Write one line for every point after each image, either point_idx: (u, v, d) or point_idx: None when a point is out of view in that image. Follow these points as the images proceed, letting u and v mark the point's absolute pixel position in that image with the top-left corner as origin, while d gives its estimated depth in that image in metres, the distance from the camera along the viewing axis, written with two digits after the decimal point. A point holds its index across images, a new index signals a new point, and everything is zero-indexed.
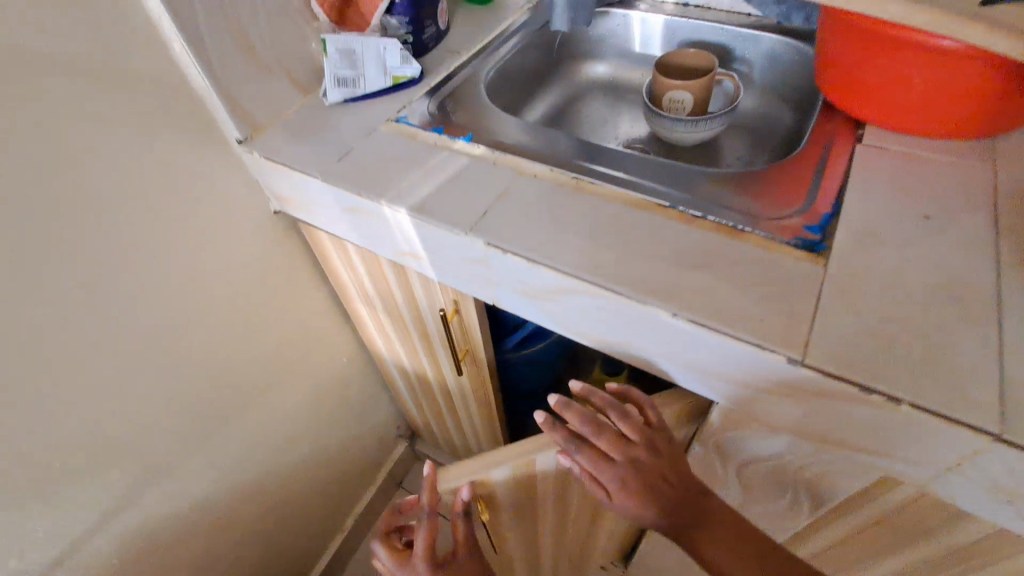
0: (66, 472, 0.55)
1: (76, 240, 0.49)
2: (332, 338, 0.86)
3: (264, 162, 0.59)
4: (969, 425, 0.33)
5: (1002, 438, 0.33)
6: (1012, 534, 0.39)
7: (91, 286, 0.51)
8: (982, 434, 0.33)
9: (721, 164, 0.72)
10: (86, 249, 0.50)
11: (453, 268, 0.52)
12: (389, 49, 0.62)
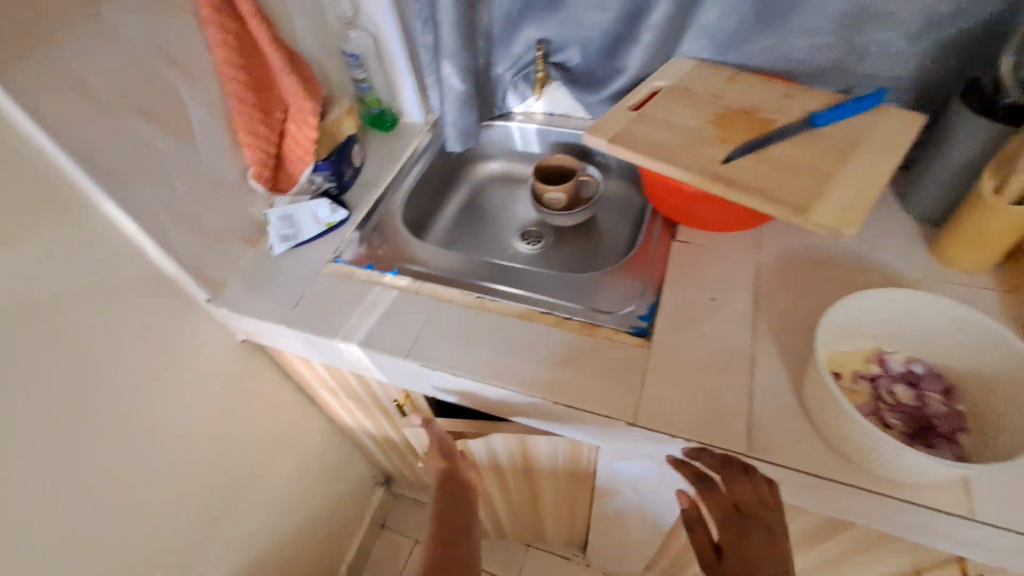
0: None
1: (95, 419, 0.61)
2: (304, 423, 1.01)
3: (231, 313, 0.73)
4: (734, 451, 0.54)
5: (751, 456, 0.54)
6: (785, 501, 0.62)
7: (111, 450, 0.63)
8: (741, 455, 0.54)
9: (595, 239, 0.93)
10: (104, 423, 0.62)
11: (400, 378, 0.69)
12: (319, 206, 0.80)
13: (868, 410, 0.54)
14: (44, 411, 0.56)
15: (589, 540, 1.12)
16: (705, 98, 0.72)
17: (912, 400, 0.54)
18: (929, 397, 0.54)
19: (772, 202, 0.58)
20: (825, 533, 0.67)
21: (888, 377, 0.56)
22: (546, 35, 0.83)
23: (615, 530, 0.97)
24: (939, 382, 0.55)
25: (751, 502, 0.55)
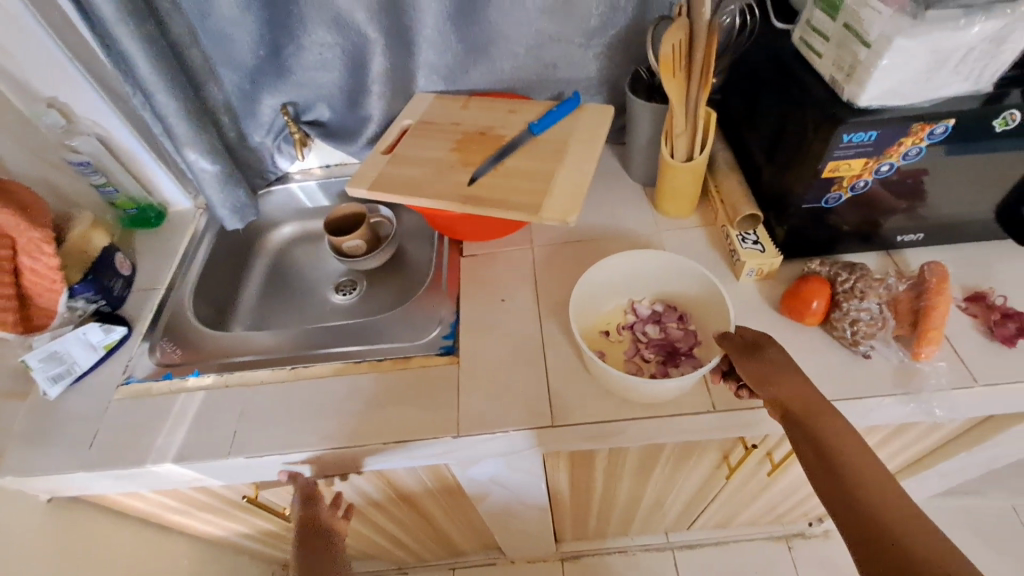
0: None
1: None
2: (165, 554, 0.92)
3: (15, 480, 0.65)
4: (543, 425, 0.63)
5: (557, 424, 0.63)
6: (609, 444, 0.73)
7: None
8: (550, 427, 0.63)
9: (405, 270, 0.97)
10: None
11: (233, 476, 0.68)
12: (89, 331, 0.72)
13: (631, 353, 0.68)
14: None
15: (500, 540, 1.18)
16: (445, 128, 0.80)
17: (660, 333, 0.69)
18: (671, 325, 0.69)
19: (511, 210, 0.67)
20: (652, 454, 0.79)
21: (640, 321, 0.70)
22: (290, 99, 0.84)
23: (512, 522, 1.04)
24: (675, 310, 0.70)
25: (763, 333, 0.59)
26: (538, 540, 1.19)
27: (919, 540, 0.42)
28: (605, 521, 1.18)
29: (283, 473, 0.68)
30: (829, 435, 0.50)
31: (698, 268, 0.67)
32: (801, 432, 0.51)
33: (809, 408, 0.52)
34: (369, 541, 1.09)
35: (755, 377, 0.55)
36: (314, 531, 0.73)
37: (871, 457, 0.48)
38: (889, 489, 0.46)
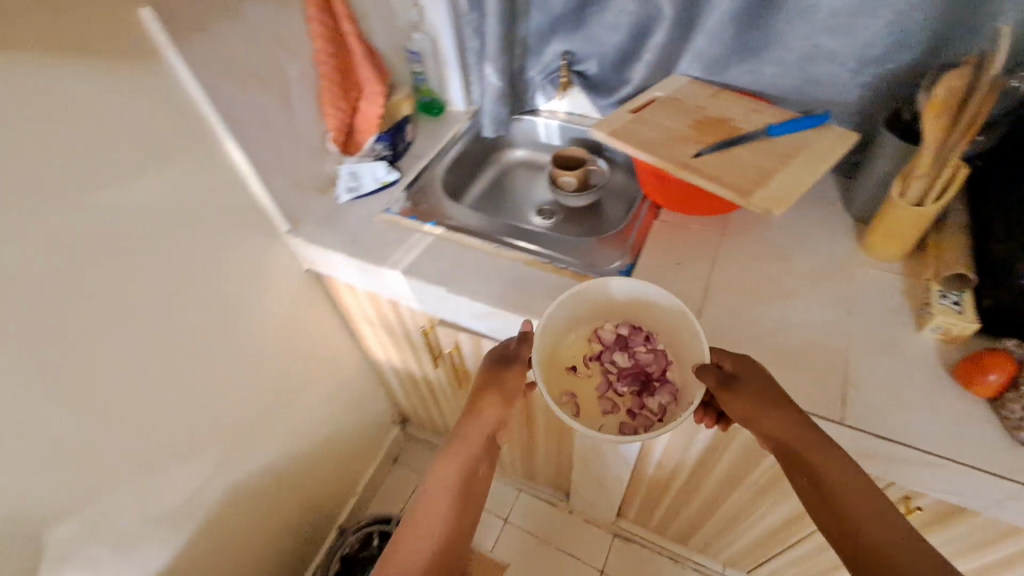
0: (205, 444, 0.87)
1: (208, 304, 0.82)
2: (344, 352, 1.21)
3: (304, 243, 0.93)
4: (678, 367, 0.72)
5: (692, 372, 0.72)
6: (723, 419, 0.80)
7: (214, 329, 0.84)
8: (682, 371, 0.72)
9: (599, 219, 1.11)
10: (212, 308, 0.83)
11: (429, 303, 0.89)
12: (378, 167, 0.99)
13: (604, 389, 0.75)
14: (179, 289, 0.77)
15: (572, 480, 1.30)
16: (690, 108, 0.90)
17: (631, 360, 0.76)
18: (638, 350, 0.76)
19: (725, 187, 0.76)
20: (757, 454, 0.84)
21: (608, 351, 0.77)
22: (571, 48, 1.02)
23: (593, 465, 1.14)
24: (643, 333, 0.77)
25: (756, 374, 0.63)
26: (603, 500, 1.28)
27: (904, 545, 0.51)
28: (670, 516, 1.22)
29: (462, 317, 0.88)
30: (819, 459, 0.58)
31: (666, 297, 0.72)
32: (795, 454, 0.60)
33: (799, 435, 0.59)
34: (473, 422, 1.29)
35: (745, 410, 0.62)
36: (485, 422, 0.71)
37: (858, 468, 0.57)
38: (877, 500, 0.55)
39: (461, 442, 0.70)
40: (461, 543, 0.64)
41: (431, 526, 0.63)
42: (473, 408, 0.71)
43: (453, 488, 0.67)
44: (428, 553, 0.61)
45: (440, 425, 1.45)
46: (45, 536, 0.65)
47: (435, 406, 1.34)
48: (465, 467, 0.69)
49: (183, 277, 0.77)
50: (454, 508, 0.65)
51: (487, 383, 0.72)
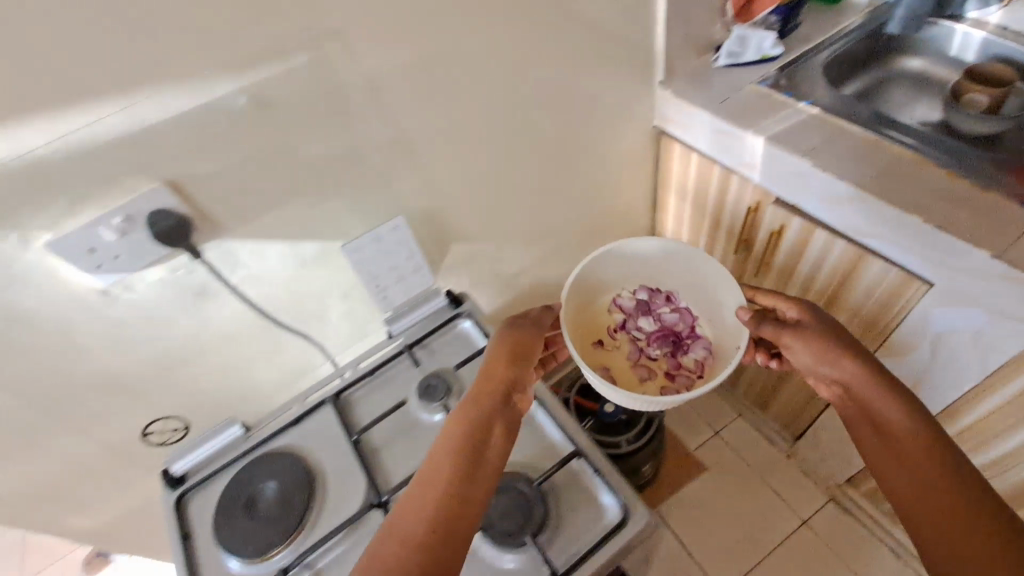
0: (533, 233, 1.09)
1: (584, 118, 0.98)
2: (641, 218, 1.32)
3: (671, 96, 1.02)
4: None
5: None
6: None
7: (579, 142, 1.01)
8: None
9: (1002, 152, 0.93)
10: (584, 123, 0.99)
11: (777, 177, 0.90)
12: (767, 38, 1.00)
13: (635, 355, 0.79)
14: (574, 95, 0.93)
15: (814, 423, 1.23)
16: None
17: (657, 324, 0.82)
18: (664, 313, 0.83)
19: None
20: None
21: (632, 320, 0.82)
22: None
23: None
24: (663, 295, 0.84)
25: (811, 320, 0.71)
26: (840, 454, 1.21)
27: (973, 513, 0.55)
28: None
29: (809, 199, 0.87)
30: (914, 431, 0.61)
31: (706, 272, 0.80)
32: (863, 413, 0.65)
33: (886, 401, 0.63)
34: None
35: (795, 350, 0.70)
36: (493, 385, 0.66)
37: (945, 440, 0.60)
38: (950, 475, 0.58)
39: (479, 387, 0.67)
40: (464, 480, 0.57)
41: (425, 479, 0.58)
42: (482, 379, 0.68)
43: (463, 430, 0.62)
44: (427, 499, 0.56)
45: None
46: (452, 245, 0.96)
47: None
48: (481, 417, 0.63)
49: (583, 87, 0.93)
50: (448, 452, 0.60)
51: (490, 353, 0.71)
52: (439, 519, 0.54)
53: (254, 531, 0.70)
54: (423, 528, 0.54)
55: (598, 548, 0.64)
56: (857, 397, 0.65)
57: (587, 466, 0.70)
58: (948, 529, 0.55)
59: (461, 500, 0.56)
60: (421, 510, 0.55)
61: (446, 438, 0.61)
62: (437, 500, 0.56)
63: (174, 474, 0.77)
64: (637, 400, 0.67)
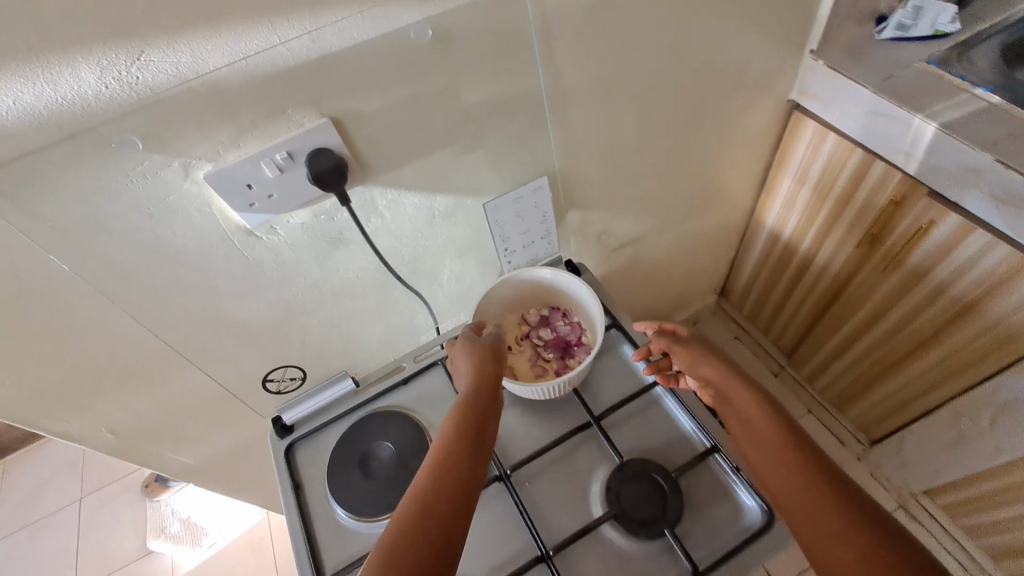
0: (646, 204, 1.03)
1: (726, 84, 0.91)
2: (745, 198, 1.24)
3: (823, 67, 0.93)
4: None
5: None
6: None
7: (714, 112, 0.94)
8: None
9: None
10: (725, 90, 0.92)
11: (941, 169, 0.83)
12: (944, 12, 0.91)
13: (534, 359, 0.73)
14: (725, 59, 0.86)
15: (900, 429, 1.18)
16: None
17: (553, 335, 0.75)
18: (559, 325, 0.76)
19: None
20: None
21: (533, 329, 0.76)
22: None
23: (965, 423, 1.01)
24: (560, 308, 0.77)
25: (723, 352, 0.66)
26: (925, 466, 1.17)
27: (839, 512, 0.48)
28: (1017, 527, 1.04)
29: (978, 196, 0.80)
30: (766, 428, 0.57)
31: (597, 297, 0.72)
32: (747, 419, 0.59)
33: (761, 409, 0.58)
34: (826, 322, 1.24)
35: (691, 363, 0.66)
36: (478, 361, 0.64)
37: (802, 438, 0.55)
38: (790, 456, 0.54)
39: (462, 367, 0.65)
40: (466, 449, 0.54)
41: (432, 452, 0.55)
42: (462, 360, 0.65)
43: (457, 407, 0.59)
44: (428, 472, 0.52)
45: (767, 313, 1.45)
46: (569, 212, 0.90)
47: (787, 290, 1.32)
48: (474, 389, 0.61)
49: (734, 51, 0.86)
50: (444, 426, 0.57)
51: (465, 339, 0.67)
52: (446, 493, 0.50)
53: (370, 490, 0.67)
54: (428, 494, 0.50)
55: (741, 551, 0.59)
56: (739, 409, 0.60)
57: (725, 462, 0.64)
58: (819, 532, 0.48)
59: (464, 469, 0.53)
60: (424, 482, 0.51)
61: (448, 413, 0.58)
62: (438, 470, 0.52)
63: (284, 422, 0.74)
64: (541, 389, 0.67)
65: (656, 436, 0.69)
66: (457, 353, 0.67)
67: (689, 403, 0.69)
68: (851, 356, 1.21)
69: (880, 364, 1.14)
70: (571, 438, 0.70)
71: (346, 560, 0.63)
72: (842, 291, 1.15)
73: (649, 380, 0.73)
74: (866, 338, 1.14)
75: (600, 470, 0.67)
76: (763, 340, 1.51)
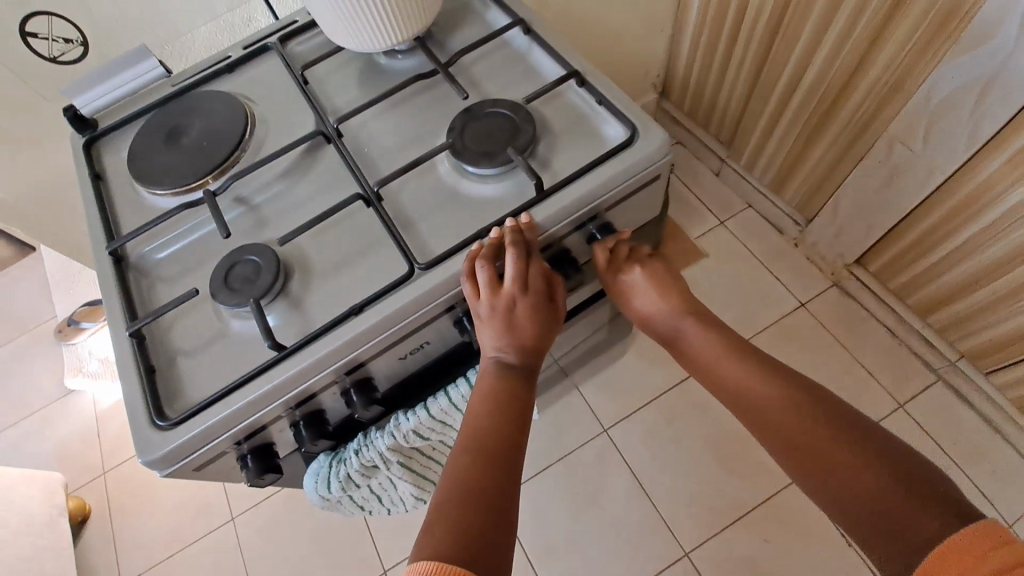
0: None
1: None
2: None
3: None
4: None
5: None
6: None
7: None
8: None
9: None
10: None
11: None
12: None
13: None
14: None
15: (836, 191, 1.11)
16: None
17: None
18: None
19: None
20: None
21: None
22: None
23: (898, 151, 0.94)
24: None
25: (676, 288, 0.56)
26: (859, 227, 1.11)
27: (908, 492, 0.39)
28: (944, 268, 1.00)
29: None
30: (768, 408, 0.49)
31: None
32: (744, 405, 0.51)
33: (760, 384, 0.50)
34: (762, 83, 1.12)
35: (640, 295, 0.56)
36: (536, 326, 0.49)
37: (818, 400, 0.48)
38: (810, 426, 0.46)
39: (510, 327, 0.48)
40: (521, 427, 0.47)
41: (473, 424, 0.46)
42: (513, 317, 0.48)
43: (507, 379, 0.48)
44: (468, 452, 0.45)
45: (704, 100, 1.32)
46: None
47: (722, 60, 1.18)
48: (522, 356, 0.49)
49: None
50: (489, 398, 0.47)
51: (516, 286, 0.47)
52: (492, 498, 0.42)
53: (180, 162, 0.57)
54: (473, 482, 0.43)
55: (596, 166, 0.51)
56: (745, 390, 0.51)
57: (589, 96, 0.55)
58: (879, 527, 0.39)
59: (517, 447, 0.46)
60: (470, 471, 0.43)
61: (482, 404, 0.47)
62: (482, 452, 0.45)
63: (79, 112, 0.61)
64: (351, 6, 0.53)
65: (512, 83, 0.59)
66: (506, 304, 0.47)
67: (548, 42, 0.59)
68: (786, 115, 1.11)
69: (815, 114, 1.05)
70: (412, 87, 0.60)
71: (142, 221, 0.55)
72: (778, 33, 1.02)
73: (506, 27, 0.62)
74: (801, 85, 1.03)
75: (446, 117, 0.58)
76: (701, 135, 1.39)
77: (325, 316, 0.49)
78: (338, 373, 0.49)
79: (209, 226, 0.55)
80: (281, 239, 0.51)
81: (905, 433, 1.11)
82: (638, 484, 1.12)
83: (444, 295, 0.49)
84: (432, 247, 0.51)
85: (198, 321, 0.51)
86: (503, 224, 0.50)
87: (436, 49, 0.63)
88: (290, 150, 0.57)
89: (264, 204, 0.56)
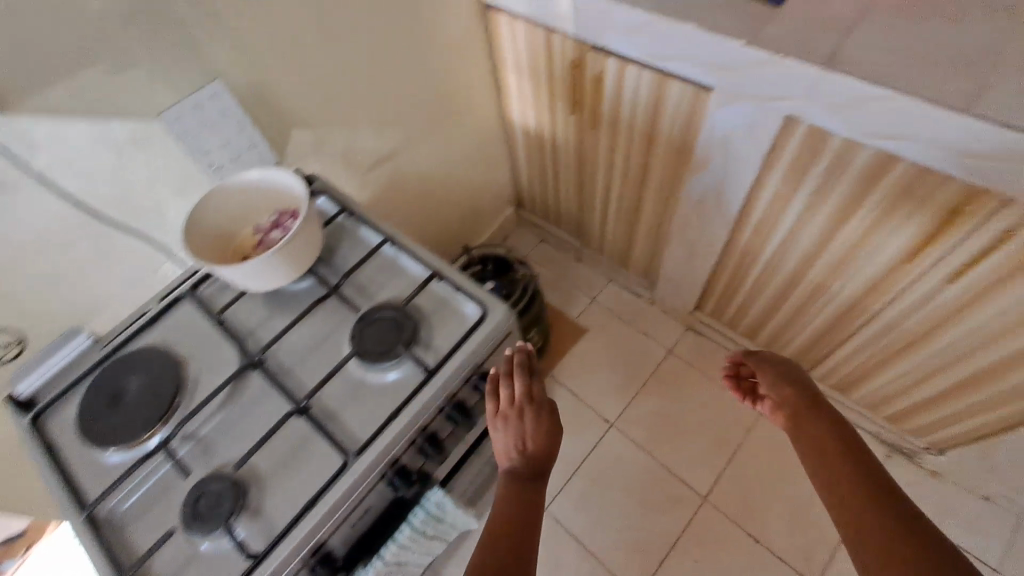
0: (381, 121, 1.12)
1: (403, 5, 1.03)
2: (485, 102, 1.37)
3: None
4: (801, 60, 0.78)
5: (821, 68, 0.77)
6: (828, 142, 0.87)
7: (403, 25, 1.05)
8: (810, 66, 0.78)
9: None
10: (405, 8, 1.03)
11: (589, 19, 1.00)
12: None
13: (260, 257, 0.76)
14: None
15: (662, 261, 1.42)
16: None
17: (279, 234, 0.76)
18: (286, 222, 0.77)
19: None
20: (856, 195, 0.90)
21: (266, 235, 0.78)
22: None
23: (689, 232, 1.26)
24: (288, 211, 0.78)
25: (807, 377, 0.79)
26: (686, 284, 1.42)
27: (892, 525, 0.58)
28: (750, 303, 1.32)
29: (615, 38, 0.99)
30: (835, 462, 0.66)
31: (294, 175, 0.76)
32: (814, 454, 0.69)
33: (825, 444, 0.68)
34: (587, 193, 1.43)
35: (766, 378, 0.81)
36: (544, 428, 0.67)
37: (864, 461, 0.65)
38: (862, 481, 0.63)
39: (524, 428, 0.67)
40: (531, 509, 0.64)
41: (499, 503, 0.64)
42: (525, 421, 0.67)
43: (526, 470, 0.66)
44: (492, 524, 0.62)
45: (552, 207, 1.62)
46: (291, 132, 0.94)
47: (554, 178, 1.50)
48: (536, 454, 0.67)
49: None
50: (514, 482, 0.65)
51: (525, 398, 0.68)
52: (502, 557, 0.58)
53: (127, 420, 0.68)
54: (499, 546, 0.59)
55: (464, 341, 0.71)
56: (809, 435, 0.71)
57: (448, 286, 0.76)
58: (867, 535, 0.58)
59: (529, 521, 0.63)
60: (492, 537, 0.60)
61: (506, 487, 0.65)
62: (505, 526, 0.61)
63: (20, 398, 0.71)
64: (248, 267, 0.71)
65: (389, 286, 0.78)
66: (517, 410, 0.67)
67: (410, 250, 0.80)
68: (611, 211, 1.42)
69: (629, 210, 1.37)
70: (314, 309, 0.77)
71: (103, 480, 0.66)
72: (584, 160, 1.34)
73: (377, 244, 0.82)
74: (612, 192, 1.35)
75: (345, 326, 0.75)
76: (558, 232, 1.69)
77: (284, 517, 0.62)
78: (304, 559, 0.61)
79: (165, 468, 0.67)
80: (235, 464, 0.64)
81: (771, 435, 1.38)
82: (583, 549, 1.27)
83: (374, 471, 0.64)
84: (359, 434, 0.67)
85: (172, 554, 0.61)
86: (408, 403, 0.67)
87: (327, 271, 0.81)
88: (224, 385, 0.71)
89: (209, 435, 0.68)
